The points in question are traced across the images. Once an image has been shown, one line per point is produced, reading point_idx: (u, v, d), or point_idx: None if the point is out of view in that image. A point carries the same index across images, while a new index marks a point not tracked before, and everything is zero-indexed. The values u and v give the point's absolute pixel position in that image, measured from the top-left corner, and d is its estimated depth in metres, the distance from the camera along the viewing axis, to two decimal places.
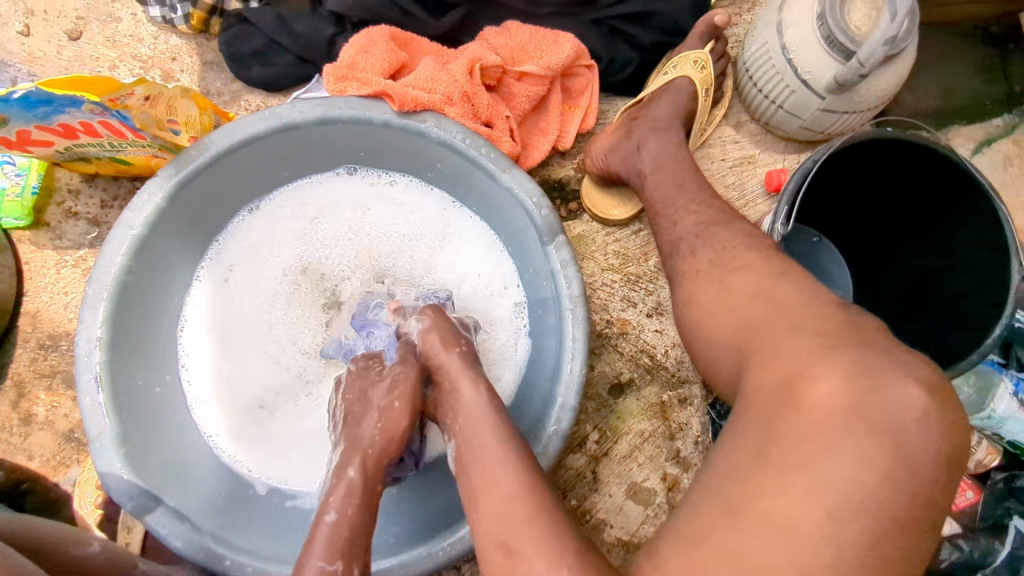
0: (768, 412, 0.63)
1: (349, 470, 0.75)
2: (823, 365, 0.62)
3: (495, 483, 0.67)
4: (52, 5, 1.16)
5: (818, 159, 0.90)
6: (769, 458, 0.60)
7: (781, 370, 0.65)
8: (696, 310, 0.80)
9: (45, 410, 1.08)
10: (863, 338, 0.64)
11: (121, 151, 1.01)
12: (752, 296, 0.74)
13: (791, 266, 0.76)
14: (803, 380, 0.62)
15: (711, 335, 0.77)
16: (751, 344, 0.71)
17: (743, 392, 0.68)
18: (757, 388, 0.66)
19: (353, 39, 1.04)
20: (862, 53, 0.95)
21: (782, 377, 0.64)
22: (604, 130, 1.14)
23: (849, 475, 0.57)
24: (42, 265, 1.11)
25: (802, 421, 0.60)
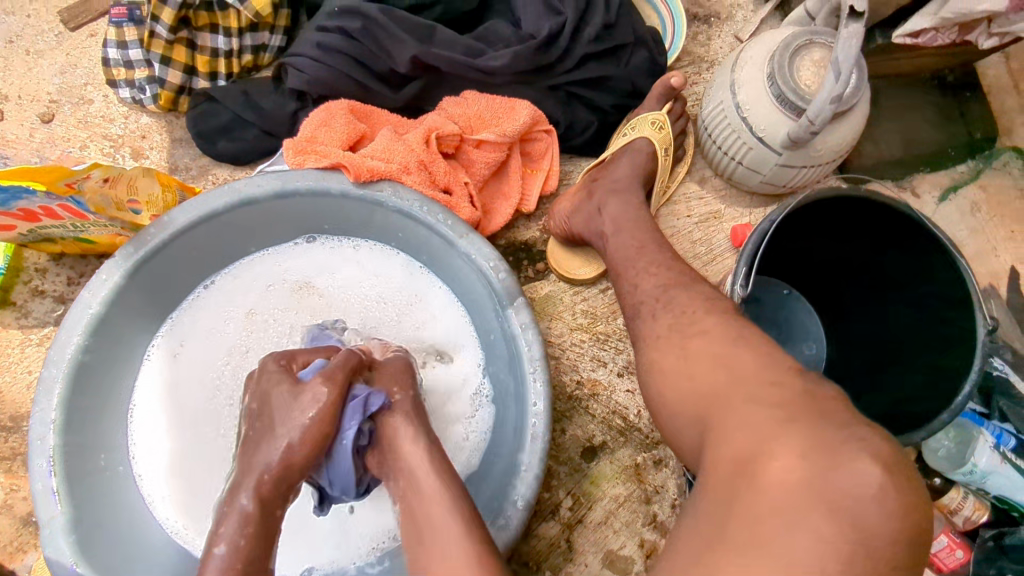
0: (721, 488, 0.60)
1: (242, 498, 0.72)
2: (777, 437, 0.59)
3: (443, 556, 0.67)
4: (26, 91, 1.20)
5: (774, 220, 0.88)
6: (723, 544, 0.57)
7: (735, 445, 0.62)
8: (652, 376, 0.78)
9: (4, 494, 1.06)
10: (816, 408, 0.61)
11: (84, 230, 1.03)
12: (706, 363, 0.72)
13: (745, 329, 0.74)
14: (755, 457, 0.59)
15: (667, 402, 0.75)
16: (706, 413, 0.69)
17: (699, 466, 0.65)
18: (710, 462, 0.63)
19: (312, 114, 1.06)
20: (811, 111, 0.96)
21: (733, 451, 0.61)
22: (566, 192, 1.15)
23: (806, 561, 0.53)
24: (7, 345, 1.11)
25: (755, 502, 0.57)
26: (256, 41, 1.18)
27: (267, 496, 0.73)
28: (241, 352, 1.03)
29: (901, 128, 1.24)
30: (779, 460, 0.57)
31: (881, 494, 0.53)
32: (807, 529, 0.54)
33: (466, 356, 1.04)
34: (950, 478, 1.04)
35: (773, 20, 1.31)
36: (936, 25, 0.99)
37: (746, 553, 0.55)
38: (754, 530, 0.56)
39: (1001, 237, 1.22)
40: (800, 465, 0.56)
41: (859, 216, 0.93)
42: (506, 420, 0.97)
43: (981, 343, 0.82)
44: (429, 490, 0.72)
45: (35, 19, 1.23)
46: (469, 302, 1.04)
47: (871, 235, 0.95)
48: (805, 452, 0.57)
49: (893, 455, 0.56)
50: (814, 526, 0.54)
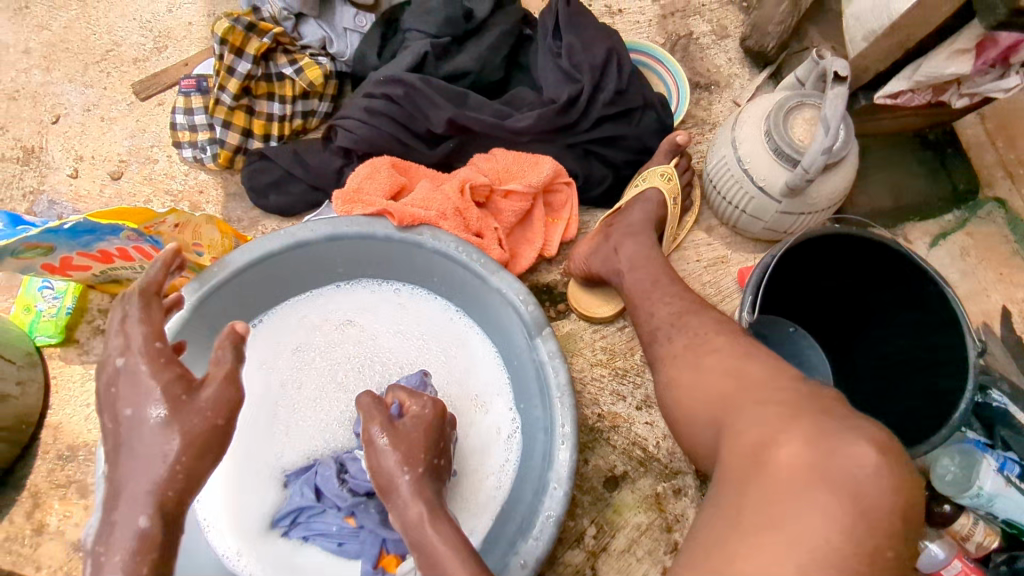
0: (736, 478, 0.67)
1: (143, 518, 0.70)
2: (786, 431, 0.67)
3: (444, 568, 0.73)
4: (99, 152, 1.34)
5: (776, 255, 0.98)
6: (741, 526, 0.63)
7: (749, 442, 0.69)
8: (670, 393, 0.86)
9: (56, 520, 1.12)
10: (820, 407, 0.69)
11: (149, 272, 1.13)
12: (721, 376, 0.80)
13: (755, 347, 0.82)
14: (769, 448, 0.66)
15: (687, 416, 0.82)
16: (722, 418, 0.76)
17: (717, 465, 0.72)
18: (726, 457, 0.70)
19: (358, 168, 1.18)
20: (805, 162, 1.08)
21: (748, 446, 0.68)
22: (585, 237, 1.25)
23: (814, 533, 0.59)
24: (69, 379, 1.19)
25: (768, 485, 0.64)
26: (307, 108, 1.32)
27: (171, 512, 0.72)
28: (291, 386, 1.11)
29: (891, 181, 1.35)
30: (790, 448, 0.65)
31: (877, 473, 0.61)
32: (815, 506, 0.60)
33: (496, 390, 1.12)
34: (959, 504, 1.08)
35: (768, 87, 1.45)
36: (912, 87, 1.11)
37: (762, 528, 0.61)
38: (770, 509, 0.62)
39: (991, 280, 1.31)
40: (810, 450, 0.64)
41: (855, 252, 1.02)
42: (535, 442, 1.04)
43: (973, 363, 0.90)
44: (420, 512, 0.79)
45: (111, 91, 1.38)
46: (499, 337, 1.13)
47: (868, 271, 1.04)
48: (812, 442, 0.64)
49: (887, 441, 0.64)
50: (820, 503, 0.60)
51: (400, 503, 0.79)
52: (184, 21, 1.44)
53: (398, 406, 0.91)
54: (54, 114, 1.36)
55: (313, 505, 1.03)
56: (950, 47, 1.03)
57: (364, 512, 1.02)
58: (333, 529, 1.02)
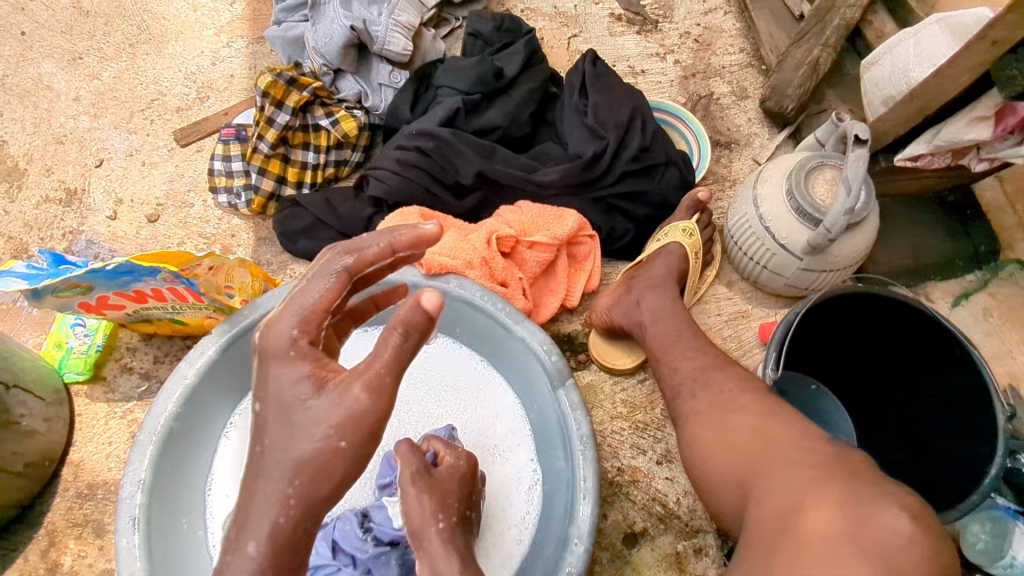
0: (767, 539, 0.66)
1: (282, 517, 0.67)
2: (817, 492, 0.66)
3: None
4: (138, 195, 1.39)
5: (799, 312, 0.98)
6: None
7: (781, 504, 0.67)
8: (696, 451, 0.84)
9: (71, 560, 1.08)
10: (853, 471, 0.68)
11: (180, 312, 1.15)
12: (749, 432, 0.79)
13: (781, 405, 0.82)
14: (799, 511, 0.65)
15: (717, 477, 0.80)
16: (750, 477, 0.75)
17: (746, 526, 0.71)
18: (756, 518, 0.69)
19: (387, 217, 1.21)
20: (827, 221, 1.10)
21: (777, 508, 0.67)
22: (607, 289, 1.28)
23: None
24: (93, 417, 1.19)
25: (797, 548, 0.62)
26: (340, 157, 1.37)
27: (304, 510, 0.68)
28: None
29: (910, 240, 1.37)
30: (820, 512, 0.64)
31: (912, 542, 0.60)
32: None
33: (518, 442, 1.12)
34: (991, 573, 1.05)
35: (787, 147, 1.49)
36: (932, 151, 1.14)
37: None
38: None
39: (1016, 341, 1.29)
40: (838, 515, 0.62)
41: (878, 313, 1.03)
42: (558, 494, 1.02)
43: (1002, 427, 0.89)
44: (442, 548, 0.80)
45: (154, 138, 1.44)
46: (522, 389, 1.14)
47: (893, 331, 1.04)
48: (843, 505, 0.63)
49: (918, 507, 0.63)
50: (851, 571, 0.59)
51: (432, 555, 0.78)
52: (227, 74, 1.51)
53: (432, 455, 0.93)
54: (98, 158, 1.42)
55: (327, 563, 0.98)
56: (970, 113, 1.07)
57: (382, 566, 0.98)
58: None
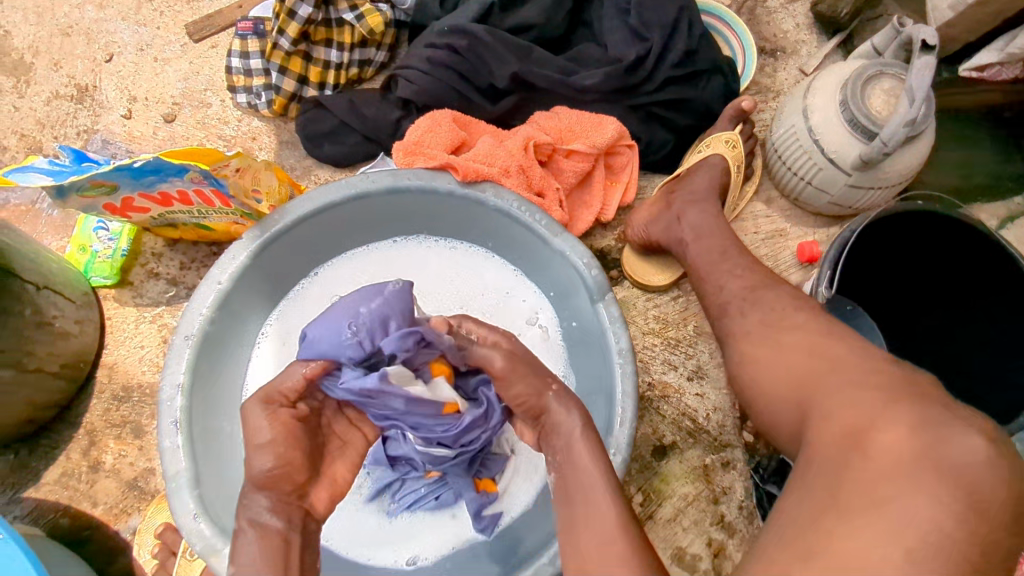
0: (831, 457, 0.64)
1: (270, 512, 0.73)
2: (888, 412, 0.64)
3: (592, 520, 0.67)
4: (152, 93, 1.32)
5: (855, 231, 0.94)
6: (840, 505, 0.60)
7: (846, 422, 0.66)
8: (748, 369, 0.84)
9: (113, 458, 1.10)
10: (918, 390, 0.66)
11: (206, 217, 1.12)
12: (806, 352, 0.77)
13: (839, 326, 0.79)
14: (870, 431, 0.63)
15: (770, 396, 0.79)
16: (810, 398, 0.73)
17: (805, 445, 0.69)
18: (817, 439, 0.68)
19: (419, 120, 1.15)
20: (884, 133, 1.04)
21: (842, 427, 0.66)
22: (643, 204, 1.24)
23: (926, 521, 0.57)
24: (123, 321, 1.18)
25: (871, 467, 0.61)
26: (364, 56, 1.30)
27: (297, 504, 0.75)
28: None
29: (959, 158, 1.31)
30: (890, 433, 0.62)
31: (986, 461, 0.59)
32: (921, 490, 0.58)
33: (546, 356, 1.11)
34: None
35: (836, 57, 1.40)
36: (1002, 60, 1.08)
37: (863, 514, 0.58)
38: (871, 498, 0.59)
39: None
40: (912, 436, 0.61)
41: (933, 234, 1.00)
42: (595, 406, 1.03)
43: None
44: (590, 472, 0.71)
45: (164, 31, 1.36)
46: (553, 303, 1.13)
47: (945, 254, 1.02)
48: (915, 426, 0.62)
49: (992, 431, 0.62)
50: (928, 489, 0.58)
51: (562, 426, 0.77)
52: None
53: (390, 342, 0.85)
54: (108, 52, 1.34)
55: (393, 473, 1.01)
56: None
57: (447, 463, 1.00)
58: (424, 491, 1.01)
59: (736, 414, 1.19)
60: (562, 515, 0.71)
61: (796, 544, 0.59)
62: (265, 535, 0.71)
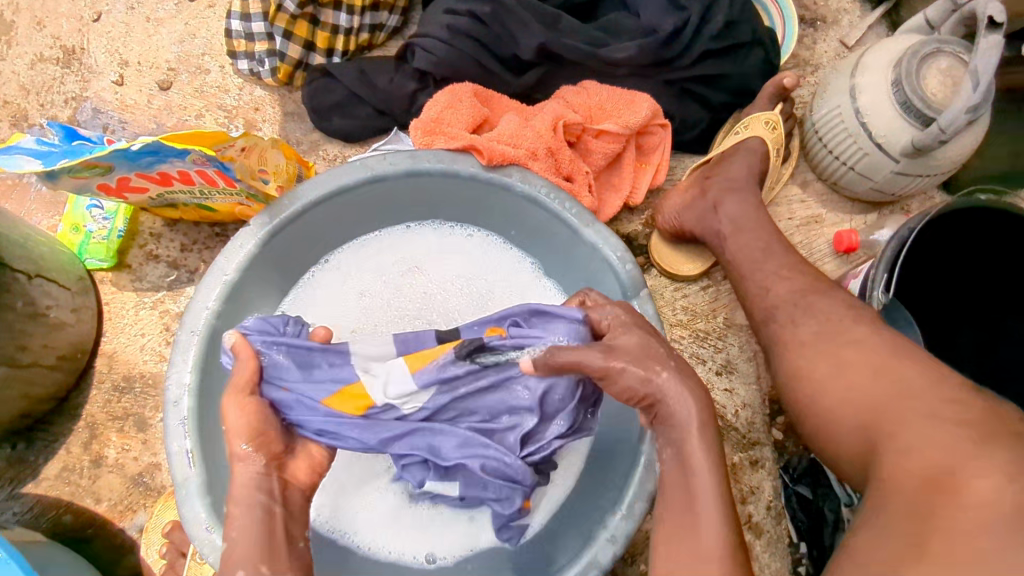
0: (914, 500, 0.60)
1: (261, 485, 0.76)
2: (979, 454, 0.60)
3: (697, 536, 0.68)
4: (145, 57, 1.22)
5: (915, 227, 0.87)
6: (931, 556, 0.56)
7: (928, 462, 0.62)
8: (802, 386, 0.79)
9: (115, 453, 1.05)
10: (1013, 432, 0.62)
11: (208, 198, 1.04)
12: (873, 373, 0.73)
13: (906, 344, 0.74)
14: (958, 475, 0.59)
15: (833, 416, 0.75)
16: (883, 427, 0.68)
17: (878, 478, 0.65)
18: (894, 475, 0.63)
19: (438, 95, 1.06)
20: (942, 119, 0.97)
21: (924, 467, 0.61)
22: (675, 188, 1.17)
23: None
24: (122, 307, 1.11)
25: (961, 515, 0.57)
26: (375, 20, 1.20)
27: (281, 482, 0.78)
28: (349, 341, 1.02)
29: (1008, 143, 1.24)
30: (983, 478, 0.58)
31: None
32: (1020, 545, 0.54)
33: None
34: None
35: (879, 29, 1.31)
36: None
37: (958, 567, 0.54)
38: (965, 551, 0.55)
39: None
40: (1011, 486, 0.57)
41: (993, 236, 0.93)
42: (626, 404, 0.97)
43: None
44: (700, 482, 0.70)
45: None
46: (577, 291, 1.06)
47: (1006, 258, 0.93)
48: (1013, 474, 0.58)
49: None
50: None
51: (668, 417, 0.75)
52: None
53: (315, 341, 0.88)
54: (95, 11, 1.23)
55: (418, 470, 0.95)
56: None
57: None
58: (450, 489, 0.95)
59: (765, 411, 1.15)
60: (665, 518, 0.71)
61: None
62: (251, 513, 0.74)
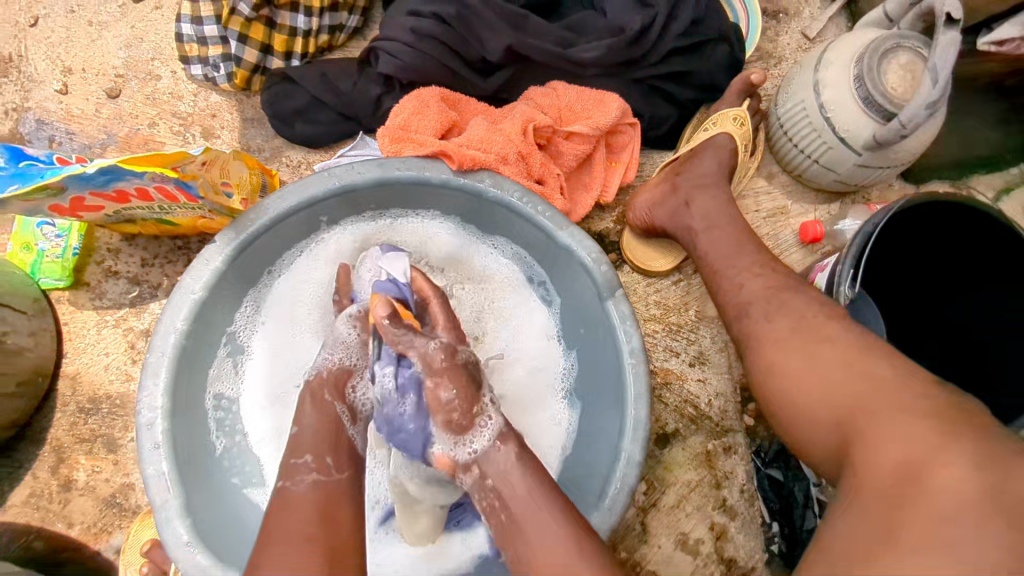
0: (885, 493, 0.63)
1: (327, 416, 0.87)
2: (944, 446, 0.62)
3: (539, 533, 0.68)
4: (90, 63, 1.16)
5: (879, 222, 0.89)
6: (897, 542, 0.59)
7: (894, 456, 0.64)
8: (776, 382, 0.83)
9: (85, 476, 1.04)
10: (966, 421, 0.65)
11: (169, 213, 1.00)
12: (847, 370, 0.76)
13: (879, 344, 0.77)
14: (925, 467, 0.62)
15: (808, 412, 0.78)
16: (859, 420, 0.71)
17: (852, 472, 0.68)
18: (866, 471, 0.66)
19: (404, 101, 1.04)
20: (903, 115, 0.98)
21: (891, 463, 0.64)
22: (646, 184, 1.17)
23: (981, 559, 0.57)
24: (83, 326, 1.07)
25: (925, 503, 0.60)
26: (335, 22, 1.17)
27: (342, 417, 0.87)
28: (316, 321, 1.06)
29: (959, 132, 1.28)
30: (953, 469, 0.61)
31: None
32: (981, 532, 0.58)
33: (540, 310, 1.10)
34: None
35: (839, 20, 1.33)
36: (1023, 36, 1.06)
37: (925, 555, 0.57)
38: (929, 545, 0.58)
39: None
40: (971, 474, 0.60)
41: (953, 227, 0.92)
42: (590, 474, 0.95)
43: None
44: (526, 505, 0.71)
45: None
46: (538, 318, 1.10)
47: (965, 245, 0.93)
48: (980, 465, 0.60)
49: None
50: (987, 533, 0.58)
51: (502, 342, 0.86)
52: None
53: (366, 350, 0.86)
54: (31, 15, 1.16)
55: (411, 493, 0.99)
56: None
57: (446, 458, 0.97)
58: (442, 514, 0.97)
59: (737, 399, 1.18)
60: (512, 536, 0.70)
61: None
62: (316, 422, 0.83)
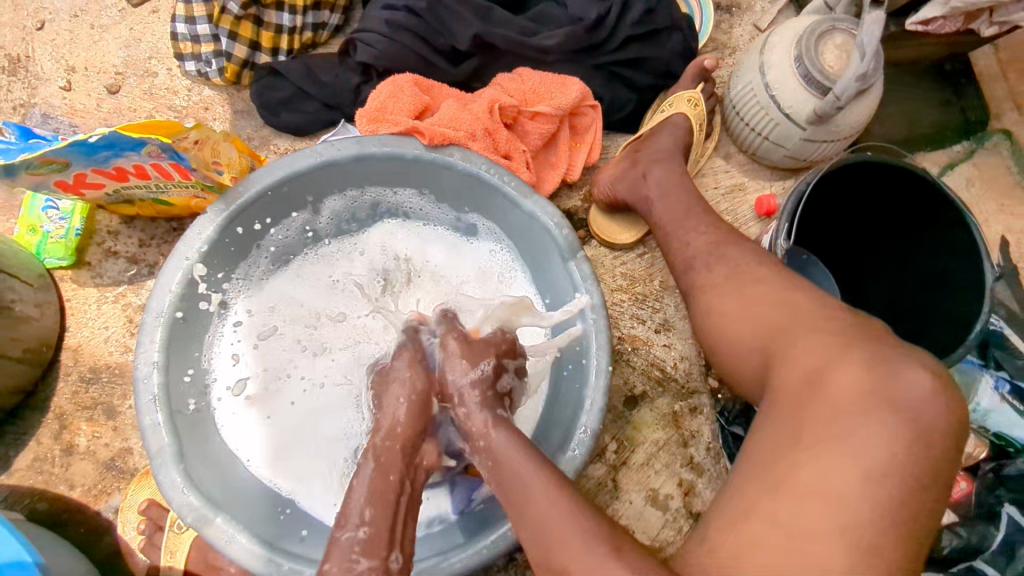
0: (794, 399, 0.68)
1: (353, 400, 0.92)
2: (845, 354, 0.68)
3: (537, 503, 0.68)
4: (92, 62, 1.25)
5: (811, 182, 0.98)
6: (802, 440, 0.64)
7: (805, 368, 0.70)
8: (711, 318, 0.87)
9: (87, 441, 1.10)
10: (874, 334, 0.70)
11: (165, 192, 1.08)
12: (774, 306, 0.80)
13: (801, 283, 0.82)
14: (826, 373, 0.67)
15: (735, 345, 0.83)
16: (774, 344, 0.76)
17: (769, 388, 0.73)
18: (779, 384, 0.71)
19: (380, 86, 1.13)
20: (837, 88, 1.07)
21: (802, 373, 0.69)
22: (609, 163, 1.26)
23: (878, 447, 0.61)
24: (84, 302, 1.15)
25: (826, 404, 0.65)
26: (318, 20, 1.27)
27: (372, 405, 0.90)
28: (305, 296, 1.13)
29: (904, 111, 1.37)
30: (848, 374, 0.66)
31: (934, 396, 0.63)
32: (878, 422, 0.62)
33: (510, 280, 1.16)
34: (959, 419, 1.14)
35: (789, 13, 1.43)
36: (945, 14, 1.12)
37: (824, 444, 0.62)
38: (828, 439, 0.63)
39: (992, 210, 1.34)
40: (867, 375, 0.65)
41: (883, 182, 1.00)
42: (554, 429, 1.02)
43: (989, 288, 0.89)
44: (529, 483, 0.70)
45: None
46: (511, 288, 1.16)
47: (897, 199, 1.01)
48: (870, 369, 0.66)
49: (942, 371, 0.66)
50: (886, 425, 0.62)
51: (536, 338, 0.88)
52: None
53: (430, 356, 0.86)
54: (38, 19, 1.26)
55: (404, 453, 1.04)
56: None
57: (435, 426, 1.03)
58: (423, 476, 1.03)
59: (700, 362, 1.25)
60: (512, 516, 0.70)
61: (767, 474, 0.64)
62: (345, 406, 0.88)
